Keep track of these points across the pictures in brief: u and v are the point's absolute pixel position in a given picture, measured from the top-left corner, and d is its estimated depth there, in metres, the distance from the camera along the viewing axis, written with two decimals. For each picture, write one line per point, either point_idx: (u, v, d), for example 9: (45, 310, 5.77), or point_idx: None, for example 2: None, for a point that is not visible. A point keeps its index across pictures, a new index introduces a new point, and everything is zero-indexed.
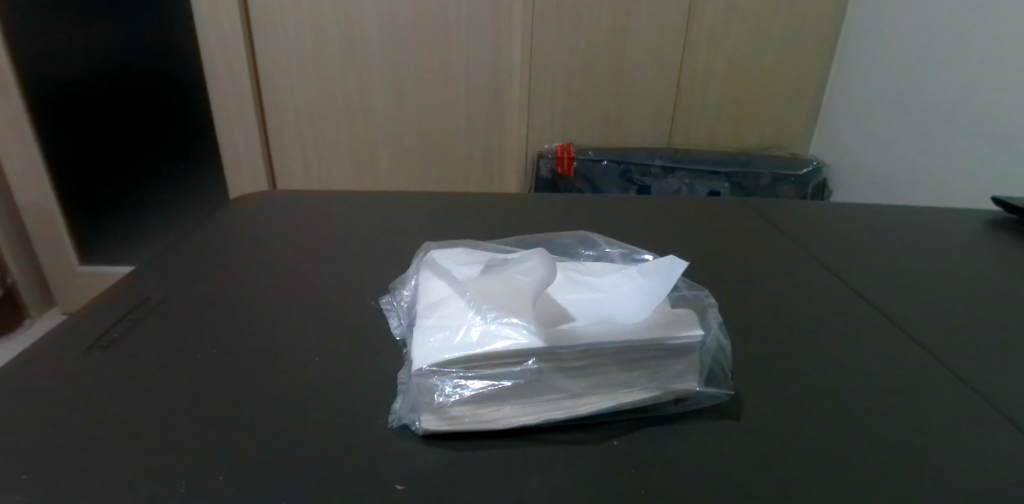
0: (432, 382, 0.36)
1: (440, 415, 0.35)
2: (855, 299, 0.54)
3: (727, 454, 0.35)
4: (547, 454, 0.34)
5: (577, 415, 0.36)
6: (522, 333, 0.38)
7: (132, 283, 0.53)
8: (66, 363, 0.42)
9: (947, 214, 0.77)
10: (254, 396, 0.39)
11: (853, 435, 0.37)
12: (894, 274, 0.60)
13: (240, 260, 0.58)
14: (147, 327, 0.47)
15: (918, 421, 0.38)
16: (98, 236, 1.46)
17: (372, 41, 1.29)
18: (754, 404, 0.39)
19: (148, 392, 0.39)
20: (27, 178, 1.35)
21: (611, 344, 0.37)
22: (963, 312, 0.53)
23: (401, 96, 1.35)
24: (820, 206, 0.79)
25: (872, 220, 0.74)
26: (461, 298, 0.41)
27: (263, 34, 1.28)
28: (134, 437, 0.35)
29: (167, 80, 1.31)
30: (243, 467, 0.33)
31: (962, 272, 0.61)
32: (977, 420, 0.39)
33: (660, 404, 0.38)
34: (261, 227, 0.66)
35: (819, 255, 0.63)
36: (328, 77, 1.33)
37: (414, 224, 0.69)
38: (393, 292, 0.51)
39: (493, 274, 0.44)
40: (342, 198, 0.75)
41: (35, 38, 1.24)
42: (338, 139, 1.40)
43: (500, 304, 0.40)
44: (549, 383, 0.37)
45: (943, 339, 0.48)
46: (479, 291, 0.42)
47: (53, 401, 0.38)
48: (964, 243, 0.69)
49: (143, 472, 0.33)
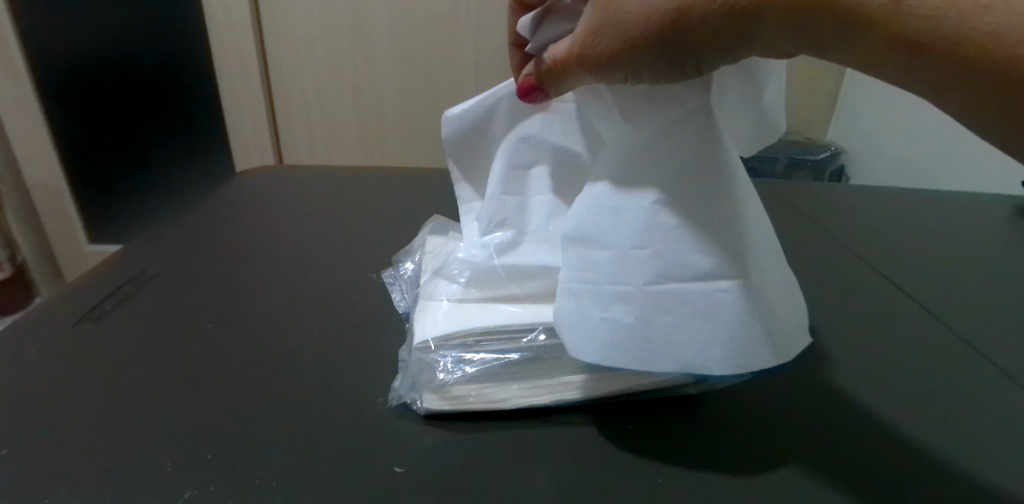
0: (432, 358, 0.34)
1: (442, 395, 0.33)
2: (882, 285, 0.52)
3: (738, 442, 0.33)
4: (554, 435, 0.33)
5: (588, 396, 0.34)
6: (526, 305, 0.36)
7: (128, 256, 0.52)
8: (58, 336, 0.41)
9: (975, 200, 0.74)
10: (251, 372, 0.37)
11: (874, 421, 0.35)
12: (921, 263, 0.57)
13: (242, 234, 0.56)
14: (139, 300, 0.45)
15: (943, 406, 0.37)
16: (104, 215, 1.44)
17: (379, 17, 1.26)
18: (773, 389, 0.37)
19: (142, 366, 0.38)
20: (35, 154, 1.34)
21: None
22: (995, 302, 0.50)
23: (409, 75, 1.32)
24: (842, 188, 0.75)
25: (896, 205, 0.71)
26: (457, 254, 0.39)
27: (270, 8, 1.26)
28: (124, 414, 0.34)
29: (172, 56, 1.28)
30: (232, 448, 0.31)
31: (995, 264, 0.58)
32: (1007, 409, 0.37)
33: (679, 385, 0.35)
34: (265, 200, 0.64)
35: (841, 240, 0.60)
36: (335, 51, 1.30)
37: (421, 200, 0.66)
38: (395, 266, 0.50)
39: (489, 95, 0.42)
40: (347, 173, 0.73)
41: (39, 12, 1.23)
42: (345, 118, 1.38)
43: (495, 186, 0.41)
44: (557, 357, 0.34)
45: (978, 333, 0.45)
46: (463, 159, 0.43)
47: (44, 376, 0.37)
48: (994, 232, 0.65)
49: (128, 449, 0.31)
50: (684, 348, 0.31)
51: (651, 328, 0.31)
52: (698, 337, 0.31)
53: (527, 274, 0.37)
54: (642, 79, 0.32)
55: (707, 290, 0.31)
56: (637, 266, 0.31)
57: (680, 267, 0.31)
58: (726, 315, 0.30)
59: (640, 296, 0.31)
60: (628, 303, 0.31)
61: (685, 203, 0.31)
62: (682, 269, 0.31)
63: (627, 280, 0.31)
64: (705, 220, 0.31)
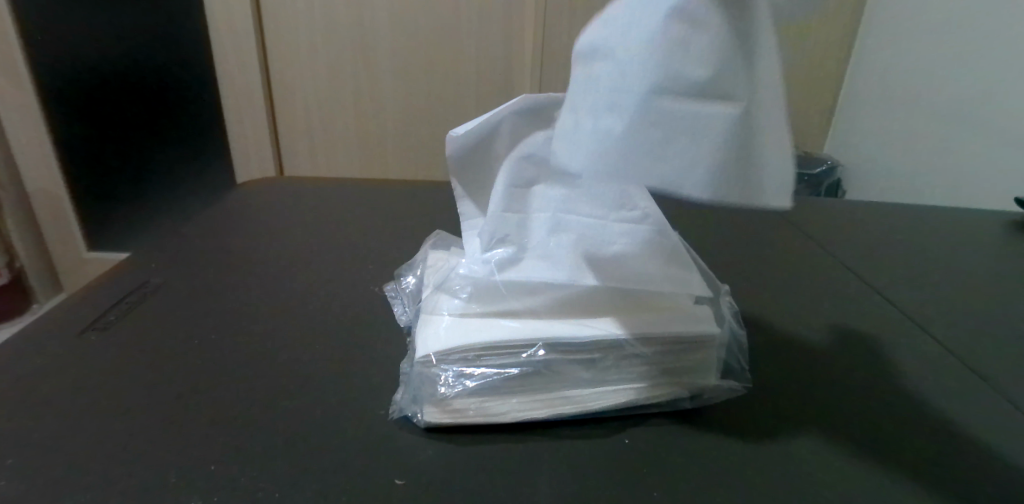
0: (433, 372, 0.34)
1: (443, 408, 0.34)
2: (877, 300, 0.52)
3: (735, 455, 0.33)
4: (554, 449, 0.33)
5: (587, 409, 0.35)
6: (525, 320, 0.37)
7: (132, 267, 0.52)
8: (62, 347, 0.41)
9: (968, 215, 0.75)
10: (255, 383, 0.38)
11: (872, 436, 0.35)
12: (914, 278, 0.57)
13: (244, 245, 0.57)
14: (143, 311, 0.46)
15: (935, 419, 0.37)
16: (104, 224, 1.44)
17: (380, 28, 1.27)
18: (771, 400, 0.38)
19: (146, 377, 0.38)
20: (35, 162, 1.34)
21: (563, 285, 0.37)
22: (989, 318, 0.51)
23: (409, 85, 1.34)
24: (837, 203, 0.76)
25: (890, 221, 0.72)
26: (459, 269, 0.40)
27: (272, 19, 1.28)
28: (129, 425, 0.34)
29: (175, 66, 1.29)
30: (239, 457, 0.32)
31: (989, 280, 0.58)
32: (997, 422, 0.38)
33: (676, 400, 0.36)
34: (265, 212, 0.65)
35: (838, 256, 0.61)
36: (336, 61, 1.31)
37: (421, 213, 0.67)
38: (397, 279, 0.50)
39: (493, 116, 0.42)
40: (347, 186, 0.73)
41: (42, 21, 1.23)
42: (346, 128, 1.39)
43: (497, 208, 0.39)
44: (557, 371, 0.35)
45: (971, 348, 0.46)
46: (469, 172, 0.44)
47: (47, 389, 0.37)
48: (986, 247, 0.66)
49: (132, 461, 0.31)
50: (669, 166, 0.30)
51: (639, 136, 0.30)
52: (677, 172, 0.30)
53: (528, 290, 0.37)
54: None
55: (697, 109, 0.29)
56: (634, 73, 0.30)
57: (674, 76, 0.29)
58: (716, 134, 0.29)
59: (632, 104, 0.30)
60: (620, 110, 0.30)
61: (701, 17, 0.28)
62: (676, 80, 0.29)
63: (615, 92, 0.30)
64: (715, 31, 0.28)
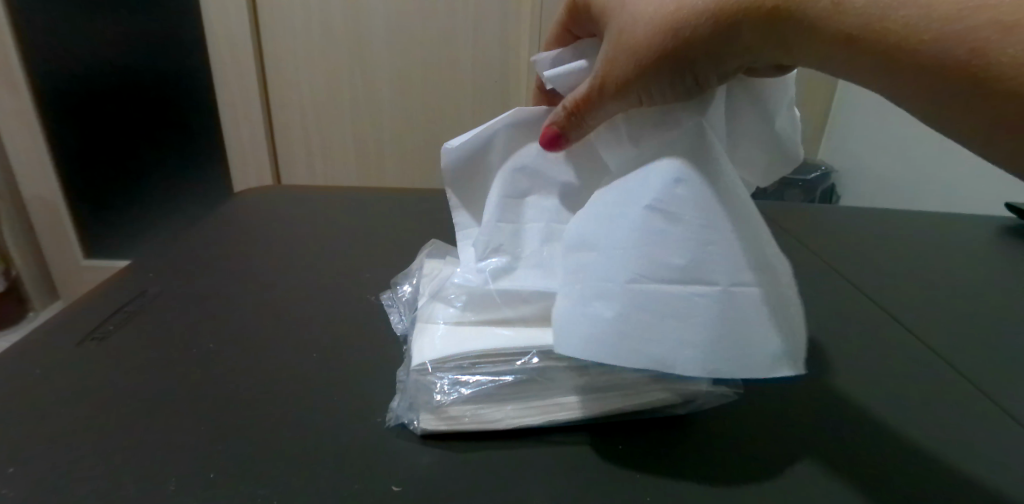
0: (429, 379, 0.35)
1: (439, 415, 0.34)
2: (870, 308, 0.53)
3: (726, 462, 0.34)
4: (549, 456, 0.33)
5: (581, 416, 0.35)
6: (516, 328, 0.37)
7: (129, 276, 0.53)
8: (60, 355, 0.42)
9: (960, 221, 0.76)
10: (252, 391, 0.38)
11: (859, 442, 0.36)
12: (905, 285, 0.58)
13: (242, 254, 0.57)
14: (141, 319, 0.46)
15: (922, 426, 0.38)
16: (101, 231, 1.44)
17: (377, 37, 1.28)
18: (762, 408, 0.39)
19: (144, 385, 0.38)
20: (32, 170, 1.35)
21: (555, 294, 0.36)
22: (978, 324, 0.52)
23: (407, 93, 1.34)
24: (831, 210, 0.77)
25: (883, 227, 0.72)
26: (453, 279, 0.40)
27: (271, 28, 1.28)
28: (127, 434, 0.34)
29: (172, 74, 1.29)
30: (236, 464, 0.32)
31: (978, 286, 0.59)
32: (984, 428, 0.38)
33: (668, 405, 0.36)
34: (263, 221, 0.65)
35: (830, 263, 0.62)
36: (334, 69, 1.32)
37: (418, 221, 0.67)
38: (393, 288, 0.51)
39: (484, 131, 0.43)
40: (345, 194, 0.74)
41: (40, 30, 1.24)
42: (343, 136, 1.40)
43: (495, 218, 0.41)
44: (550, 378, 0.35)
45: (960, 354, 0.47)
46: (465, 180, 0.45)
47: (46, 397, 0.37)
48: (978, 253, 0.67)
49: (130, 469, 0.32)
50: (663, 345, 0.32)
51: (629, 324, 0.32)
52: (659, 342, 0.32)
53: (518, 300, 0.37)
54: (656, 98, 0.36)
55: (686, 293, 0.32)
56: (620, 264, 0.33)
57: (660, 268, 0.33)
58: (701, 315, 0.32)
59: (620, 293, 0.33)
60: (610, 300, 0.33)
61: (676, 211, 0.33)
62: (660, 271, 0.33)
63: (635, 210, 0.34)
64: (689, 219, 0.33)
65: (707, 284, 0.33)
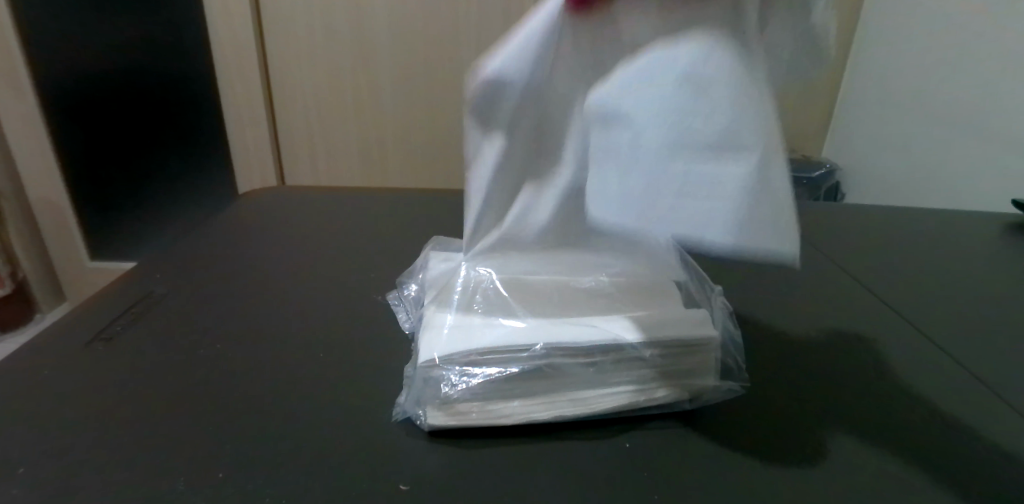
0: (438, 372, 0.35)
1: (446, 410, 0.34)
2: (877, 304, 0.53)
3: (734, 456, 0.34)
4: (556, 452, 0.34)
5: (588, 411, 0.35)
6: (524, 321, 0.37)
7: (137, 276, 0.53)
8: (70, 356, 0.42)
9: (966, 217, 0.75)
10: (260, 391, 0.38)
11: (867, 438, 0.36)
12: (912, 281, 0.58)
13: (249, 255, 0.58)
14: (150, 319, 0.46)
15: (929, 422, 0.38)
16: (107, 233, 1.45)
17: (381, 38, 1.29)
18: (769, 403, 0.39)
19: (153, 385, 0.39)
20: (38, 173, 1.36)
21: None
22: (984, 320, 0.51)
23: (410, 94, 1.35)
24: (837, 207, 0.76)
25: (889, 224, 0.72)
26: (465, 271, 0.41)
27: (274, 30, 1.29)
28: (136, 433, 0.35)
29: (177, 77, 1.30)
30: (243, 462, 0.32)
31: (985, 282, 0.59)
32: (992, 424, 0.38)
33: (676, 402, 0.37)
34: (270, 221, 0.66)
35: (837, 260, 0.62)
36: (337, 71, 1.33)
37: (423, 221, 0.68)
38: (399, 287, 0.51)
39: None
40: (351, 194, 0.74)
41: (45, 34, 1.24)
42: (347, 137, 1.40)
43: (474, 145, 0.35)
44: (558, 369, 0.35)
45: (967, 349, 0.47)
46: None
47: (57, 397, 0.38)
48: (984, 249, 0.67)
49: (140, 467, 0.32)
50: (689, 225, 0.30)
51: (652, 194, 0.30)
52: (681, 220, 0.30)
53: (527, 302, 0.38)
54: None
55: (714, 166, 0.29)
56: (647, 130, 0.29)
57: (688, 136, 0.29)
58: (733, 186, 0.29)
59: (646, 155, 0.29)
60: (631, 165, 0.29)
61: (712, 77, 0.28)
62: (690, 140, 0.29)
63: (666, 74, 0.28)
64: (728, 84, 0.28)
65: (740, 149, 0.29)
